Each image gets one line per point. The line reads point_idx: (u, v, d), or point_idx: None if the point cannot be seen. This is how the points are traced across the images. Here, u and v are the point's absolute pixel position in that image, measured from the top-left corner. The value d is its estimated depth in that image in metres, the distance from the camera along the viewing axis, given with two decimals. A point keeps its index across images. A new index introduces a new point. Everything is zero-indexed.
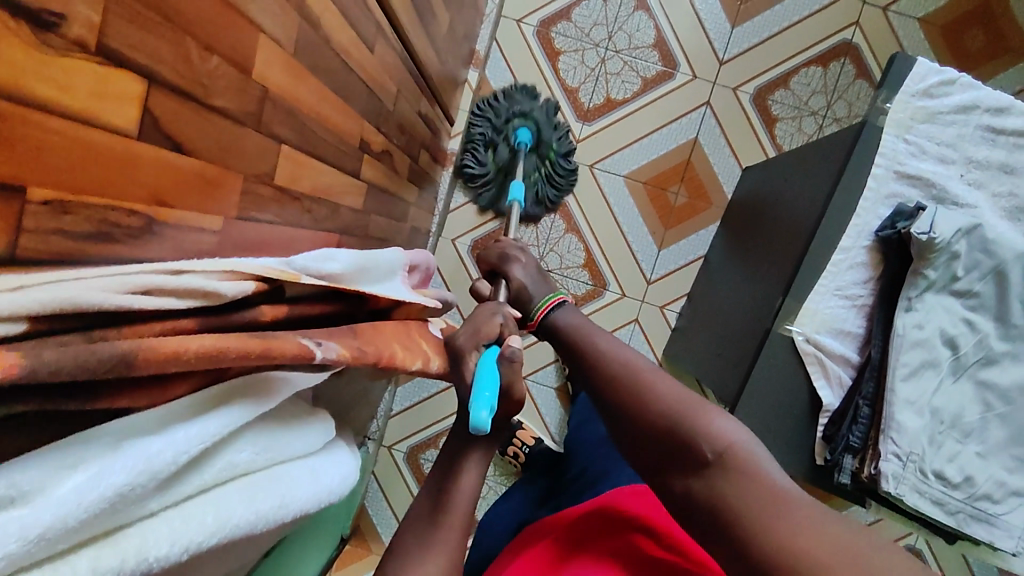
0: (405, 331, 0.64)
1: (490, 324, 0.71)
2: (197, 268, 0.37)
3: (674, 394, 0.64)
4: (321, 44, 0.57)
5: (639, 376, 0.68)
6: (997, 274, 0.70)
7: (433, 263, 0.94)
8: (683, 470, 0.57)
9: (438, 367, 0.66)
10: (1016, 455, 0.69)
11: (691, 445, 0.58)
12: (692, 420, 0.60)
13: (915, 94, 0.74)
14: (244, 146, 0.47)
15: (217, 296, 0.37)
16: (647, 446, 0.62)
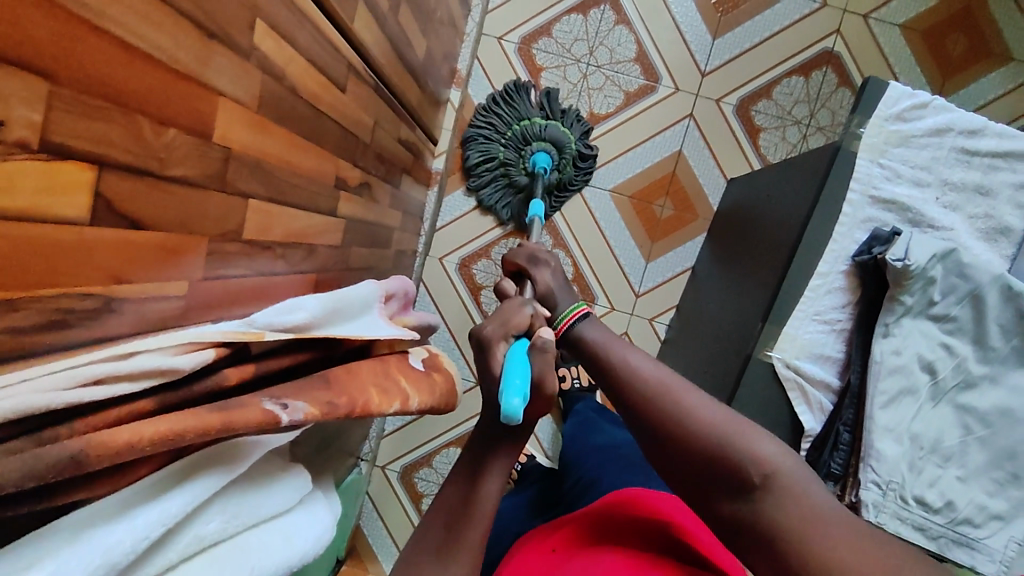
0: (383, 368, 0.64)
1: (519, 315, 0.70)
2: (152, 345, 0.37)
3: (701, 404, 0.60)
4: (288, 94, 0.57)
5: (659, 386, 0.63)
6: (973, 298, 0.71)
7: (415, 291, 0.94)
8: (725, 494, 0.55)
9: (419, 403, 0.65)
10: (997, 479, 0.69)
11: (730, 467, 0.55)
12: (732, 440, 0.56)
13: (888, 119, 0.74)
14: (208, 207, 0.47)
15: (171, 372, 0.37)
16: (677, 465, 0.59)
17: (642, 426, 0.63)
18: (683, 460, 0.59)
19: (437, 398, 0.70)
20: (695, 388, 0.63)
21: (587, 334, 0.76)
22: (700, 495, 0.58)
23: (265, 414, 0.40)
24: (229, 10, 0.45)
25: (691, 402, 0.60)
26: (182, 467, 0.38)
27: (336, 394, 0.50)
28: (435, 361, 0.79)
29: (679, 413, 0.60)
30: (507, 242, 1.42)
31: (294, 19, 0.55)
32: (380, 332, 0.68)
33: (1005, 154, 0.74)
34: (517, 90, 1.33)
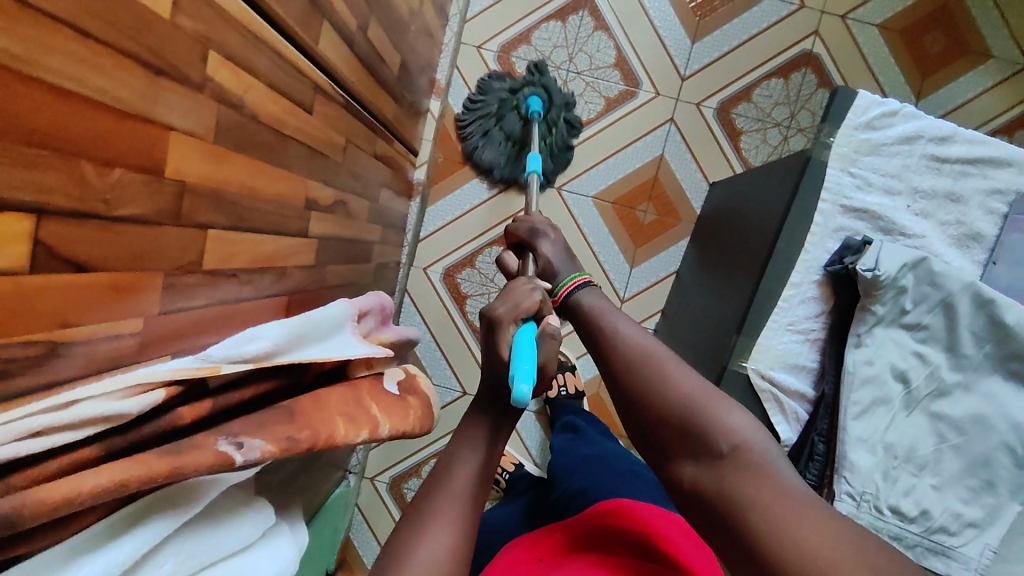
0: (354, 394, 0.64)
1: (530, 297, 0.71)
2: (96, 391, 0.37)
3: (681, 373, 0.60)
4: (248, 123, 0.57)
5: (643, 352, 0.63)
6: (945, 306, 0.71)
7: (393, 307, 0.94)
8: (690, 460, 0.55)
9: (390, 428, 0.65)
10: (971, 486, 0.70)
11: (700, 433, 0.55)
12: (706, 411, 0.56)
13: (858, 127, 0.74)
14: (163, 243, 0.47)
15: (117, 418, 0.38)
16: (648, 429, 0.59)
17: (621, 389, 0.63)
18: (654, 423, 0.58)
19: (410, 423, 0.70)
20: (678, 359, 0.62)
21: (586, 301, 0.76)
22: (665, 460, 0.57)
23: (216, 457, 0.41)
24: (178, 46, 0.44)
25: (672, 371, 0.60)
26: (132, 511, 0.39)
27: (298, 428, 0.51)
28: (412, 382, 0.79)
29: (660, 377, 0.60)
30: (490, 250, 1.41)
31: (252, 47, 0.55)
32: (351, 351, 0.68)
33: (975, 160, 0.74)
34: (491, 78, 1.33)
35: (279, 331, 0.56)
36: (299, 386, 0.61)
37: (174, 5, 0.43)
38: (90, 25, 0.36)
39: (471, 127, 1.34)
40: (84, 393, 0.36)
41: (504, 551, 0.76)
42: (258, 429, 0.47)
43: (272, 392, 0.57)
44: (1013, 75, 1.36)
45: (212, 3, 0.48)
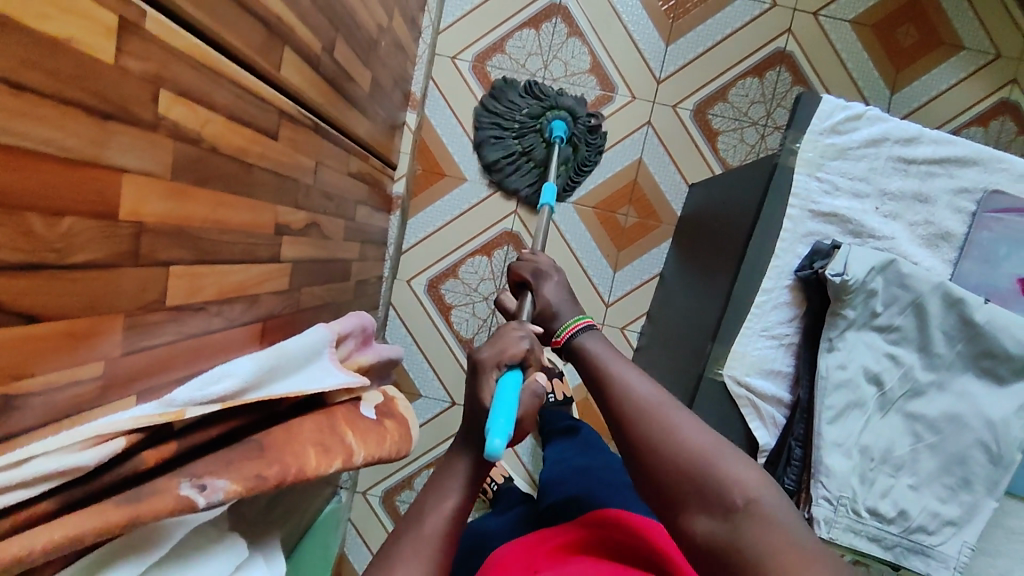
0: (328, 422, 0.64)
1: (518, 345, 0.67)
2: (54, 444, 0.38)
3: (688, 423, 0.59)
4: (209, 157, 0.56)
5: (648, 400, 0.62)
6: (915, 307, 0.71)
7: (373, 325, 0.94)
8: (703, 514, 0.53)
9: (365, 456, 0.65)
10: (947, 484, 0.71)
11: (713, 485, 0.54)
12: (714, 462, 0.55)
13: (823, 132, 0.74)
14: (122, 285, 0.47)
15: (73, 471, 0.39)
16: (655, 482, 0.58)
17: (626, 440, 0.62)
18: (661, 476, 0.57)
19: (387, 448, 0.70)
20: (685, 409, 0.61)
21: (591, 348, 0.74)
22: (674, 515, 0.56)
23: (177, 502, 0.43)
24: (127, 89, 0.45)
25: (678, 421, 0.59)
26: (95, 557, 0.41)
27: (267, 464, 0.52)
28: (390, 406, 0.80)
29: (665, 427, 0.59)
30: (473, 260, 1.42)
31: (209, 82, 0.55)
32: (327, 381, 0.69)
33: (941, 160, 0.75)
34: (514, 90, 1.31)
35: (251, 367, 0.57)
36: (273, 417, 0.62)
37: (120, 50, 0.43)
38: (30, 78, 0.36)
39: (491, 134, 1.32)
40: (38, 449, 0.37)
41: (523, 547, 0.72)
42: (225, 468, 0.49)
43: (241, 426, 0.57)
44: (986, 65, 1.37)
45: (162, 43, 0.48)
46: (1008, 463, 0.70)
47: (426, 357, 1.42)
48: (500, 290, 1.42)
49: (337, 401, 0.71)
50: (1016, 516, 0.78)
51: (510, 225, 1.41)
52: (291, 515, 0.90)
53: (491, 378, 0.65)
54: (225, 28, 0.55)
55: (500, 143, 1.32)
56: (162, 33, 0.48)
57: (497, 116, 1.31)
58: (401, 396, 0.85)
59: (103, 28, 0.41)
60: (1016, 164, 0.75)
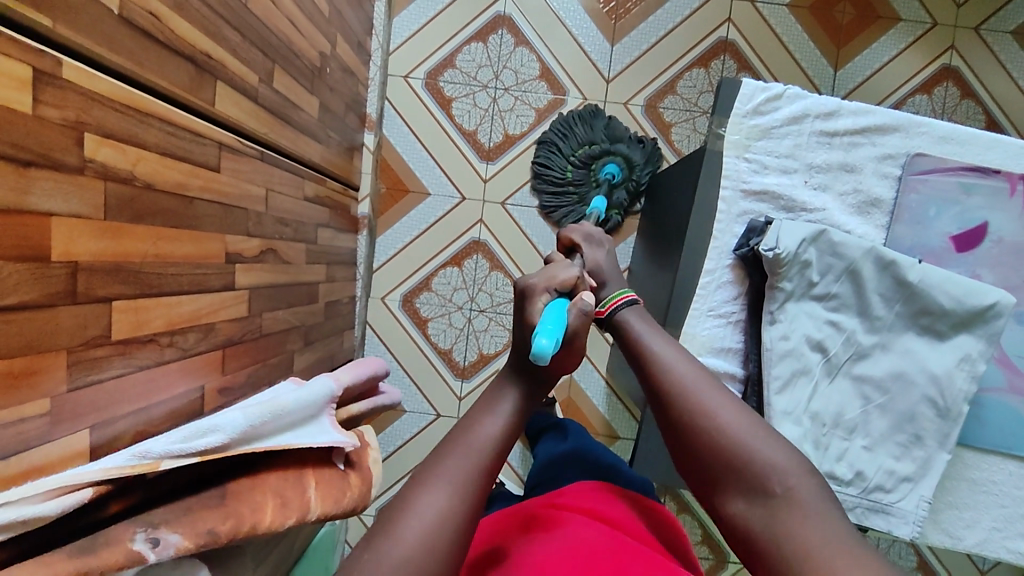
0: (293, 473, 0.66)
1: (569, 271, 0.68)
2: (22, 496, 0.42)
3: (728, 406, 0.61)
4: (144, 194, 0.59)
5: (687, 379, 0.64)
6: (850, 274, 0.73)
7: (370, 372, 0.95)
8: (742, 499, 0.57)
9: (321, 513, 0.65)
10: (900, 442, 0.74)
11: (755, 473, 0.56)
12: (753, 452, 0.57)
13: (745, 115, 0.77)
14: (58, 323, 0.49)
15: (35, 521, 0.42)
16: (698, 462, 0.60)
17: (664, 416, 0.64)
18: (705, 461, 0.60)
19: (345, 504, 0.69)
20: (723, 389, 0.63)
21: (632, 320, 0.72)
22: (714, 493, 0.59)
23: (127, 555, 0.46)
24: (45, 135, 0.47)
25: (720, 409, 0.60)
26: None
27: (223, 518, 0.54)
28: (360, 455, 0.78)
29: (707, 410, 0.61)
30: (445, 271, 1.43)
31: (136, 122, 0.57)
32: (319, 439, 0.69)
33: (863, 130, 0.77)
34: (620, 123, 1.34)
35: (240, 424, 0.59)
36: (249, 462, 0.64)
37: (36, 99, 0.46)
38: None
39: (559, 150, 1.35)
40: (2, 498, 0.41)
41: (569, 491, 0.72)
42: (182, 518, 0.52)
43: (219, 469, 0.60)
44: (923, 35, 1.40)
45: (81, 89, 0.50)
46: (955, 415, 0.73)
47: (407, 371, 1.44)
48: (474, 298, 1.44)
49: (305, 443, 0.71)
50: (976, 468, 0.80)
51: (477, 233, 1.43)
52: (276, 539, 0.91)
53: (541, 302, 0.65)
54: (148, 70, 0.58)
55: (559, 158, 1.35)
56: (80, 79, 0.50)
57: (572, 135, 1.34)
58: (376, 445, 0.83)
59: (17, 80, 0.44)
60: (936, 127, 0.78)
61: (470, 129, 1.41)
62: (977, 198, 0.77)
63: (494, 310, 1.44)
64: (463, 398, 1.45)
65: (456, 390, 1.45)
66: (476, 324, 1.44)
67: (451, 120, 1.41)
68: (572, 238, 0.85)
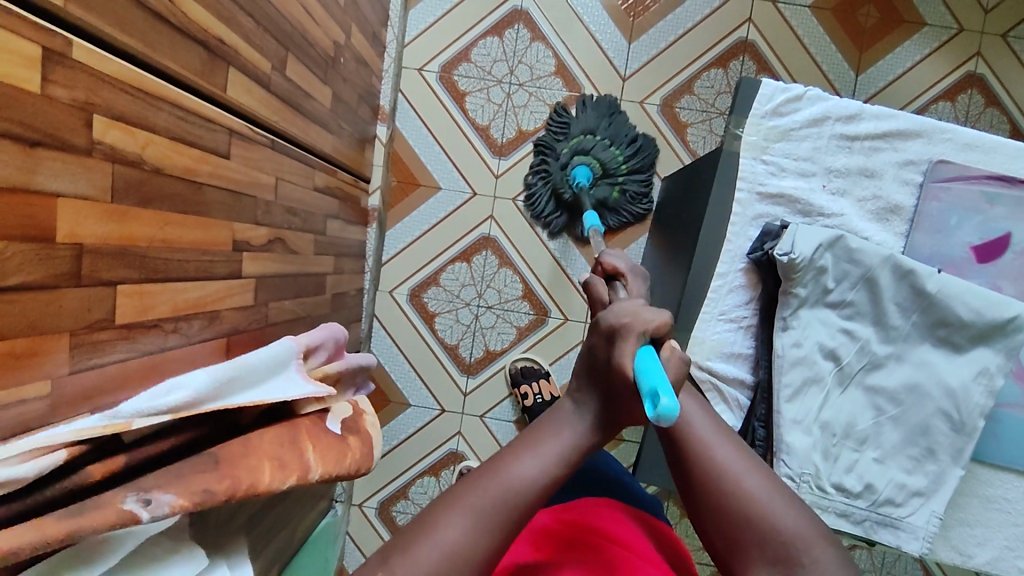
0: (289, 435, 0.65)
1: (662, 314, 0.59)
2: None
3: (750, 467, 0.58)
4: (153, 177, 0.58)
5: (706, 435, 0.60)
6: (866, 282, 0.72)
7: (342, 336, 0.88)
8: (768, 568, 0.53)
9: (322, 474, 0.65)
10: (912, 456, 0.72)
11: (778, 539, 0.53)
12: (777, 518, 0.54)
13: (764, 116, 0.76)
14: (62, 306, 0.49)
15: (9, 482, 0.40)
16: (719, 525, 0.57)
17: (680, 472, 0.60)
18: (726, 523, 0.56)
19: (348, 464, 0.70)
20: (744, 446, 0.60)
21: None
22: (733, 559, 0.56)
23: (118, 520, 0.44)
24: (55, 116, 0.46)
25: (743, 470, 0.58)
26: (43, 567, 0.41)
27: (218, 478, 0.53)
28: (357, 421, 0.79)
29: (728, 469, 0.58)
30: (453, 267, 1.43)
31: (146, 105, 0.56)
32: (289, 392, 0.67)
33: (884, 135, 0.76)
34: (604, 108, 1.34)
35: (206, 380, 0.56)
36: (233, 429, 0.63)
37: (45, 78, 0.45)
38: None
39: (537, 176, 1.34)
40: None
41: (581, 506, 0.71)
42: (175, 480, 0.50)
43: (198, 437, 0.58)
44: (948, 41, 1.37)
45: (91, 70, 0.49)
46: (970, 430, 0.71)
47: (413, 365, 1.44)
48: (482, 295, 1.43)
49: (306, 412, 0.71)
50: (991, 484, 0.78)
51: (487, 230, 1.42)
52: (276, 529, 0.91)
53: (633, 346, 0.57)
54: (160, 54, 0.58)
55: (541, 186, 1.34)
56: (91, 61, 0.50)
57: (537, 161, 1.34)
58: (371, 410, 0.84)
59: (26, 59, 0.43)
60: (961, 134, 0.76)
61: (483, 124, 1.40)
62: (1000, 208, 0.75)
63: (502, 307, 1.43)
64: (469, 393, 1.44)
65: (462, 387, 1.44)
66: (483, 320, 1.43)
67: (464, 114, 1.40)
68: (616, 267, 0.77)
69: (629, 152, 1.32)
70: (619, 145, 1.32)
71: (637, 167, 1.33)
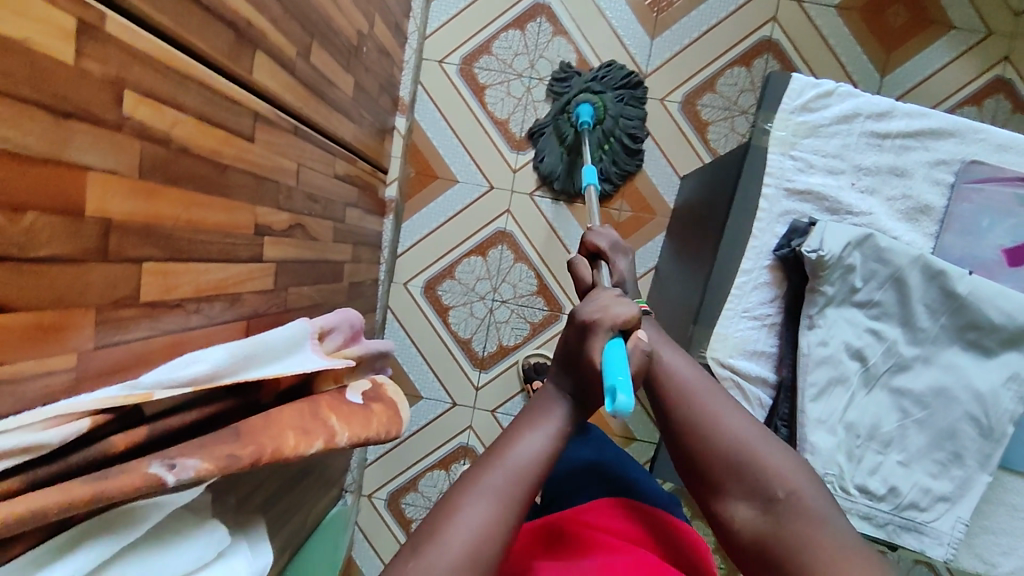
0: (310, 408, 0.64)
1: (629, 307, 0.58)
2: (20, 422, 0.39)
3: (729, 411, 0.60)
4: (179, 156, 0.58)
5: (690, 382, 0.63)
6: (895, 282, 0.71)
7: (359, 319, 0.88)
8: (746, 503, 0.55)
9: (349, 437, 0.66)
10: (938, 460, 0.71)
11: (756, 476, 0.56)
12: (754, 457, 0.56)
13: (794, 111, 0.75)
14: (89, 281, 0.48)
15: (37, 448, 0.39)
16: (700, 465, 0.59)
17: (664, 417, 0.63)
18: (707, 463, 0.58)
19: (375, 429, 0.71)
20: (723, 392, 0.63)
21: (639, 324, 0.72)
22: (714, 499, 0.58)
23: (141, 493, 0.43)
24: (86, 88, 0.46)
25: (722, 413, 0.60)
26: (71, 535, 0.41)
27: (241, 445, 0.52)
28: (377, 391, 0.81)
29: (708, 414, 0.60)
30: (468, 260, 1.42)
31: (174, 83, 0.56)
32: (307, 365, 0.68)
33: (916, 133, 0.74)
34: (618, 73, 1.33)
35: (225, 356, 0.57)
36: (256, 405, 0.62)
37: (78, 50, 0.45)
38: None
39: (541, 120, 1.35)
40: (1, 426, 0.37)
41: (594, 507, 0.71)
42: (198, 449, 0.49)
43: (218, 414, 0.57)
44: (977, 44, 1.35)
45: (122, 44, 0.49)
46: (998, 436, 0.70)
47: (425, 358, 1.44)
48: (497, 289, 1.42)
49: (324, 390, 0.73)
50: (1016, 492, 0.77)
51: (503, 224, 1.41)
52: (290, 514, 0.91)
53: (601, 341, 0.57)
54: (190, 31, 0.57)
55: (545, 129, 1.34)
56: (123, 34, 0.49)
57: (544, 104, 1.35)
58: (391, 382, 0.86)
59: (61, 30, 0.43)
60: (995, 135, 0.74)
61: (502, 118, 1.39)
62: None
63: (517, 302, 1.42)
64: (481, 387, 1.43)
65: (474, 380, 1.43)
66: (497, 314, 1.43)
67: (483, 108, 1.39)
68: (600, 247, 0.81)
69: (628, 106, 1.34)
70: (621, 98, 1.33)
71: (637, 123, 1.34)
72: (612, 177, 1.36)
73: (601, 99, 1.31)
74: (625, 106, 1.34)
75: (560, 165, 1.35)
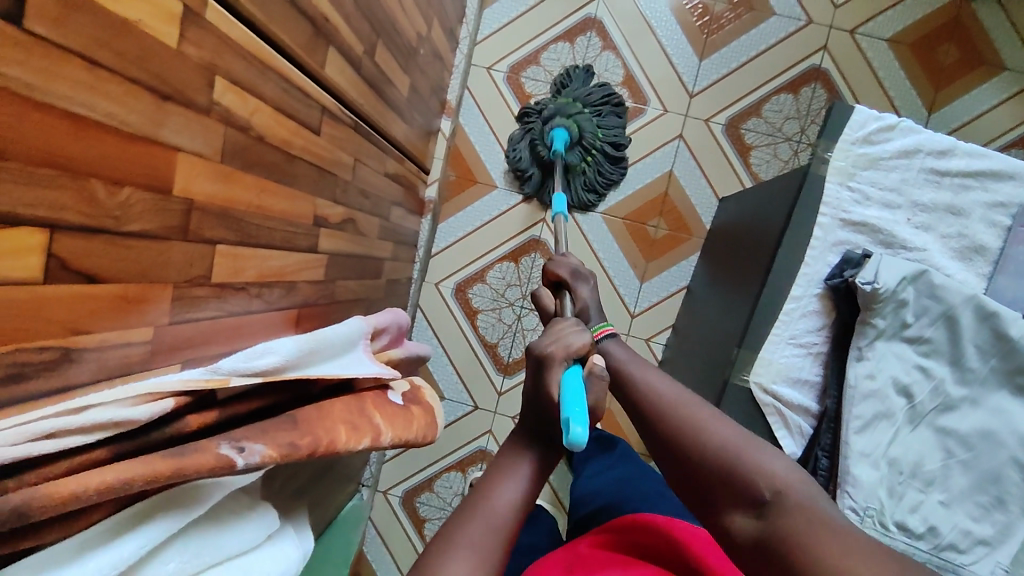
0: (358, 405, 0.64)
1: (581, 337, 0.63)
2: (112, 397, 0.40)
3: (715, 420, 0.56)
4: (256, 144, 0.59)
5: (670, 399, 0.60)
6: (946, 319, 0.72)
7: (404, 322, 0.90)
8: (739, 510, 0.49)
9: (392, 437, 0.66)
10: (981, 502, 0.69)
11: (742, 478, 0.49)
12: (741, 458, 0.51)
13: (854, 142, 0.75)
14: (170, 258, 0.50)
15: (127, 423, 0.40)
16: (689, 478, 0.54)
17: (655, 439, 0.59)
18: (696, 473, 0.53)
19: (414, 432, 0.71)
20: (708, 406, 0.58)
21: (614, 352, 0.74)
22: (708, 513, 0.51)
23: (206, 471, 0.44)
24: (183, 71, 0.47)
25: (708, 422, 0.55)
26: (144, 507, 0.42)
27: (300, 434, 0.53)
28: (415, 393, 0.81)
29: (695, 423, 0.56)
30: (501, 266, 1.43)
31: (257, 73, 0.57)
32: (355, 370, 0.68)
33: (975, 173, 0.75)
34: (600, 93, 1.33)
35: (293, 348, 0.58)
36: (306, 397, 0.63)
37: (181, 35, 0.46)
38: (100, 56, 0.39)
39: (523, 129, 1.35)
40: (96, 399, 0.39)
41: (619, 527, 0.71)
42: (262, 434, 0.50)
43: (273, 404, 0.58)
44: None
45: (218, 31, 0.50)
46: None
47: (451, 359, 1.44)
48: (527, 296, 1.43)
49: (364, 387, 0.71)
50: None
51: (538, 232, 1.42)
52: (318, 504, 0.92)
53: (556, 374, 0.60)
54: (275, 23, 0.58)
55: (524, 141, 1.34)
56: (219, 22, 0.50)
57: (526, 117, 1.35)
58: (428, 385, 0.86)
59: (167, 13, 0.44)
60: None
61: None
62: None
63: None
64: (504, 393, 1.44)
65: (497, 386, 1.44)
66: (525, 321, 1.43)
67: None
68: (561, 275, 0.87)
69: (608, 126, 1.33)
70: (601, 118, 1.32)
71: (615, 145, 1.33)
72: (583, 196, 1.37)
73: (578, 116, 1.29)
74: (606, 127, 1.33)
75: (534, 176, 1.35)
